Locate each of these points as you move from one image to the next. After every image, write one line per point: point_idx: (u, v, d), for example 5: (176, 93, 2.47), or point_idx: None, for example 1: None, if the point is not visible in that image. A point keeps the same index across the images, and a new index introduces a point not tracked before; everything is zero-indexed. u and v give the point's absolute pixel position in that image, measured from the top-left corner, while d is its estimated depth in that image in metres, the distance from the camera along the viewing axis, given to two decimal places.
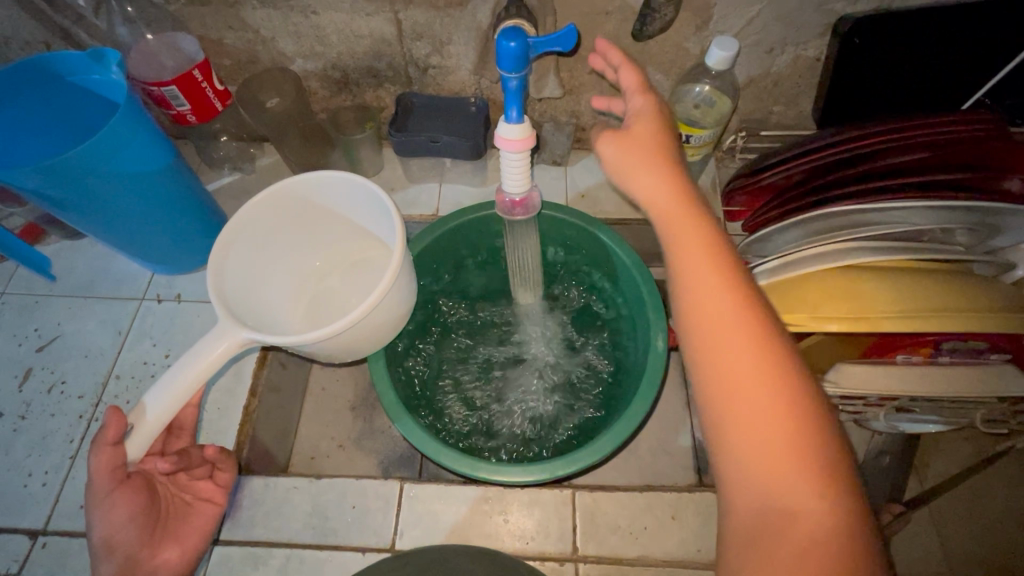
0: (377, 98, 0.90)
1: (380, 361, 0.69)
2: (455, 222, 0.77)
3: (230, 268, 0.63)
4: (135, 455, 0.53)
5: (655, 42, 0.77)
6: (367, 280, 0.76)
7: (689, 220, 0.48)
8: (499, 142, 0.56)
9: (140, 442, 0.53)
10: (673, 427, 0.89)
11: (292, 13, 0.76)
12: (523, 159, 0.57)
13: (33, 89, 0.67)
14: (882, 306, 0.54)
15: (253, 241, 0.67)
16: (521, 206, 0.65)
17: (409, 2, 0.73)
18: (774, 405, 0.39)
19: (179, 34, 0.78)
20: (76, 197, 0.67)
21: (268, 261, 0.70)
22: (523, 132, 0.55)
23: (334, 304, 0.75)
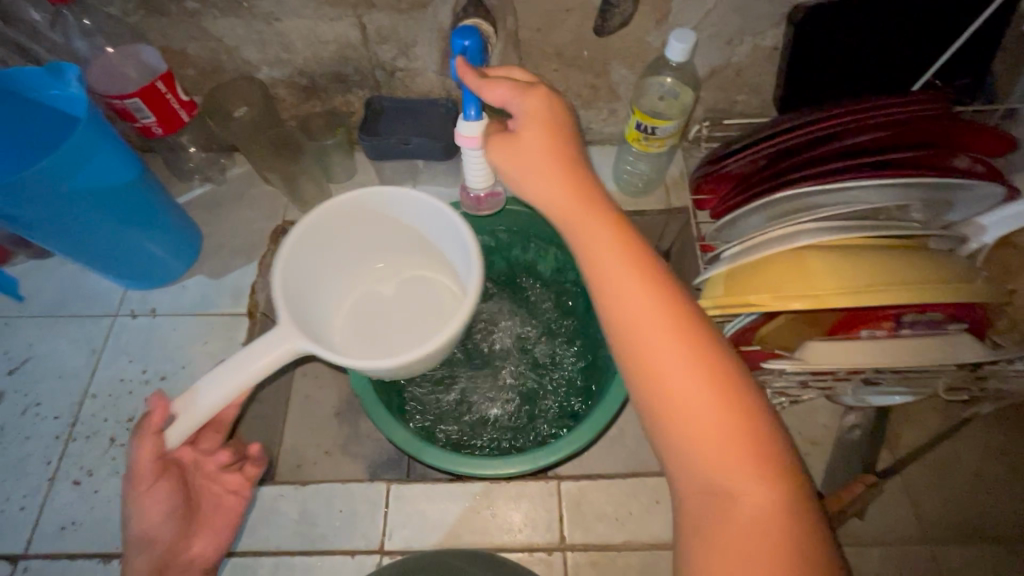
0: (346, 103, 0.90)
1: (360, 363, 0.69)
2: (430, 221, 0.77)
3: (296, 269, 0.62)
4: (175, 443, 0.53)
5: (617, 37, 0.78)
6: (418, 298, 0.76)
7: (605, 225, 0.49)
8: (459, 140, 0.56)
9: (182, 432, 0.53)
10: None
11: (254, 21, 0.76)
12: (487, 155, 0.56)
13: None
14: (844, 283, 0.55)
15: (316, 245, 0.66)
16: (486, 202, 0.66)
17: (371, 6, 0.74)
18: (706, 397, 0.41)
19: (140, 45, 0.77)
20: (37, 217, 0.66)
21: (331, 262, 0.69)
22: (482, 129, 0.55)
23: (379, 316, 0.75)
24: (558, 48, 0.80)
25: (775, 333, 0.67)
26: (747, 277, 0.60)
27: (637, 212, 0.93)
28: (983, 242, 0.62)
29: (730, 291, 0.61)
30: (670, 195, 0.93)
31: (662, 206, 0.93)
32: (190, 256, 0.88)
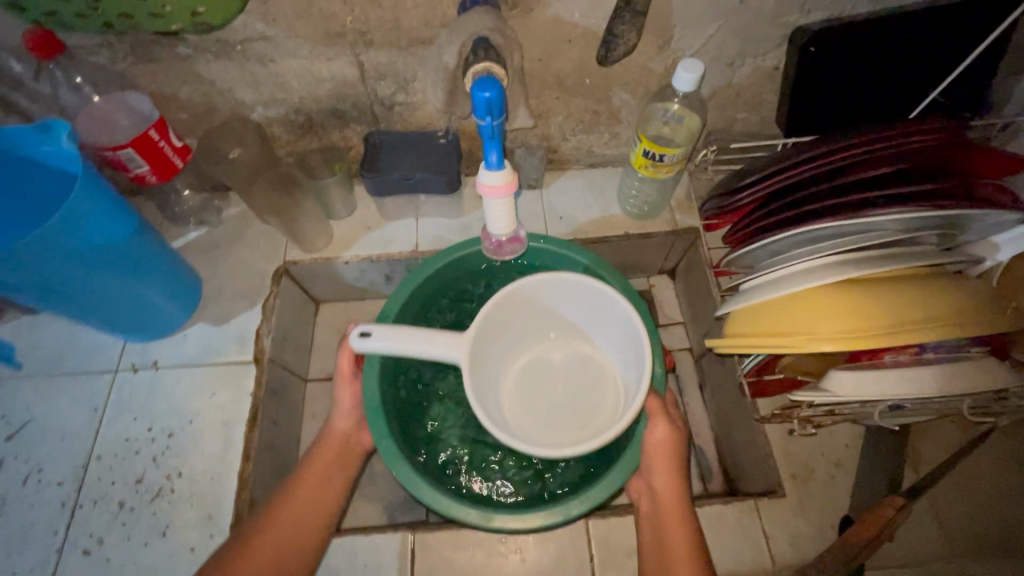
0: (343, 138, 0.88)
1: (379, 417, 0.68)
2: (440, 264, 0.76)
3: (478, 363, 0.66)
4: (378, 343, 0.61)
5: (620, 65, 0.77)
6: (588, 376, 0.76)
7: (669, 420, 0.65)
8: (482, 189, 0.56)
9: (388, 342, 0.60)
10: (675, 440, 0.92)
11: (248, 63, 0.73)
12: (509, 202, 0.56)
13: None
14: (859, 320, 0.55)
15: (497, 330, 0.69)
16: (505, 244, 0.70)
17: (369, 43, 0.72)
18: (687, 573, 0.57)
19: (130, 93, 0.74)
20: (29, 279, 0.63)
21: (504, 341, 0.72)
22: (504, 177, 0.55)
23: (547, 387, 0.76)
24: (559, 77, 0.79)
25: (800, 361, 0.67)
26: (772, 313, 0.60)
27: (645, 236, 0.92)
28: (998, 261, 0.62)
29: (754, 327, 0.61)
30: (676, 217, 0.92)
31: (669, 227, 0.92)
32: (189, 304, 0.85)
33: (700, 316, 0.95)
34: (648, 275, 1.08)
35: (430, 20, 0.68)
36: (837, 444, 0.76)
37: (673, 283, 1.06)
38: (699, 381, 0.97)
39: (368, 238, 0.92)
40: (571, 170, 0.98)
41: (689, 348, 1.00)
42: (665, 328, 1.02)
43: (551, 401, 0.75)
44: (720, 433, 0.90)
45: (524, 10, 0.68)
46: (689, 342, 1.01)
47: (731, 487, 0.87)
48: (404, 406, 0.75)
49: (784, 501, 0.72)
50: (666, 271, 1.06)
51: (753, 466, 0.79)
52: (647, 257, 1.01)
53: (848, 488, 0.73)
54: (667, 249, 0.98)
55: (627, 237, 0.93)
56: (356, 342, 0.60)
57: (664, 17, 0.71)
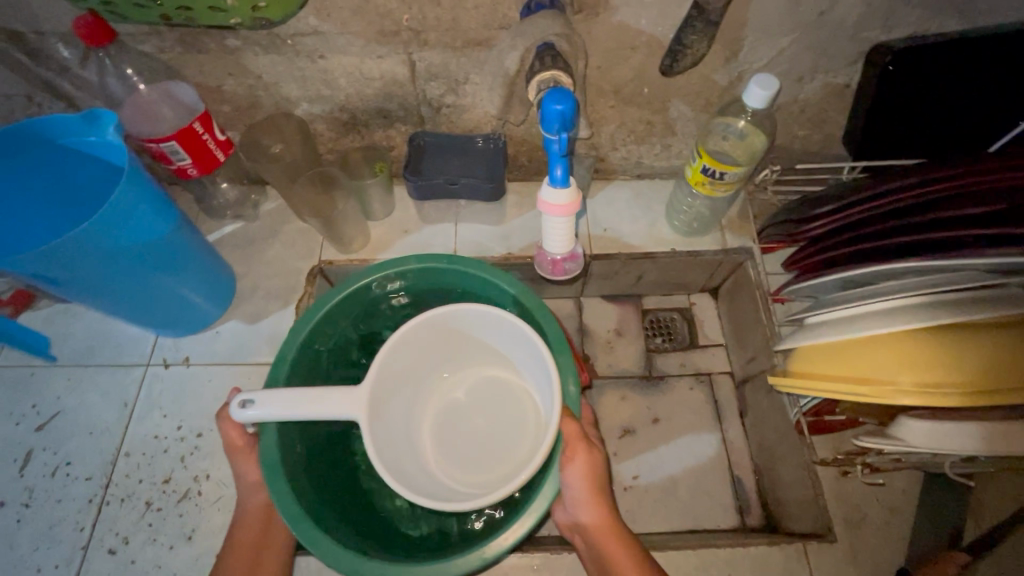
0: (386, 138, 0.85)
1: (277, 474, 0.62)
2: (339, 295, 0.71)
3: (380, 414, 0.64)
4: (254, 416, 0.56)
5: (683, 76, 0.73)
6: (502, 405, 0.74)
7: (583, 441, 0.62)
8: (543, 206, 0.53)
9: (266, 412, 0.56)
10: (708, 468, 0.88)
11: (297, 58, 0.71)
12: (570, 221, 0.54)
13: (21, 156, 0.61)
14: (928, 373, 0.53)
15: (396, 374, 0.66)
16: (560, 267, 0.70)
17: (424, 43, 0.69)
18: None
19: (176, 84, 0.72)
20: (64, 271, 0.61)
21: (406, 386, 0.69)
22: (568, 196, 0.52)
23: (463, 428, 0.74)
24: (616, 86, 0.75)
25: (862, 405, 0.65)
26: (843, 354, 0.59)
27: (692, 254, 0.88)
28: None
29: (826, 367, 0.61)
30: (726, 236, 0.88)
31: (718, 246, 0.88)
32: (221, 300, 0.83)
33: (746, 340, 0.91)
34: (689, 292, 1.04)
35: (490, 20, 0.65)
36: (893, 488, 0.72)
37: (715, 303, 1.02)
38: (739, 407, 0.93)
39: (406, 242, 0.89)
40: (617, 181, 0.94)
41: (729, 372, 0.97)
42: (705, 350, 0.98)
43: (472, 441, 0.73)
44: (761, 464, 0.87)
45: (590, 15, 0.65)
46: (730, 366, 0.97)
47: (771, 522, 0.84)
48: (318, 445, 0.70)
49: (834, 546, 0.68)
50: (708, 290, 1.03)
51: (800, 504, 0.76)
52: (691, 275, 0.97)
53: (902, 536, 0.69)
54: (712, 270, 0.93)
55: (672, 255, 0.89)
56: (237, 413, 0.56)
57: (736, 27, 0.67)
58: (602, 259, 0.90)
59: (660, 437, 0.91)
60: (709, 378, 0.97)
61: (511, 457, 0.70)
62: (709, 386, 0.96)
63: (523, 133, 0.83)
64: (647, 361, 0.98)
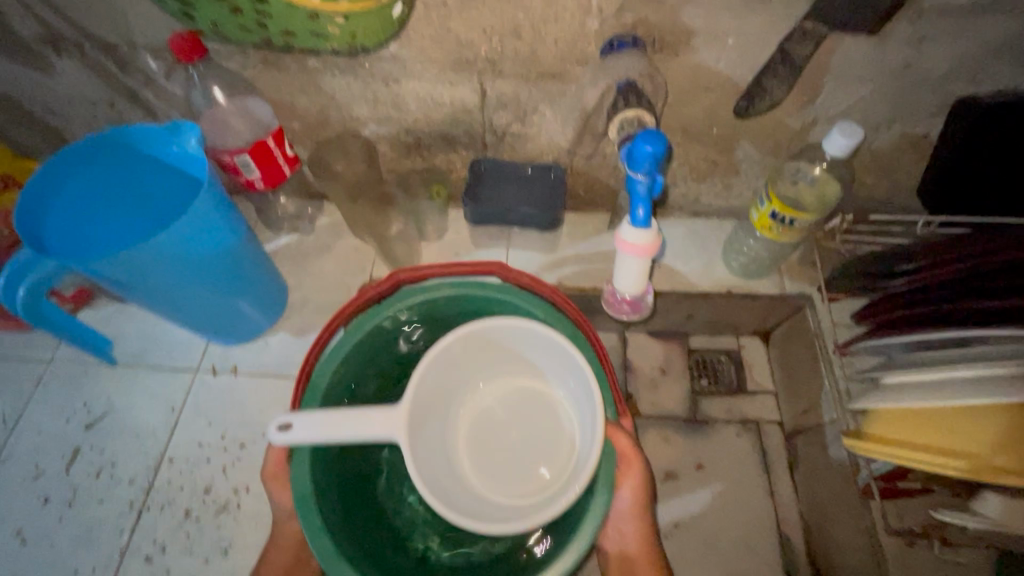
0: (447, 161, 0.85)
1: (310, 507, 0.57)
2: (372, 315, 0.68)
3: (417, 432, 0.61)
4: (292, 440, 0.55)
5: (754, 119, 0.72)
6: (532, 417, 0.71)
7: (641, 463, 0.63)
8: (620, 244, 0.52)
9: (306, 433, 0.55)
10: (755, 523, 0.84)
11: (372, 81, 0.72)
12: (647, 263, 0.52)
13: (104, 161, 0.62)
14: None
15: (434, 387, 0.64)
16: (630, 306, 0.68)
17: (498, 73, 0.69)
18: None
19: (253, 99, 0.74)
20: (134, 275, 0.61)
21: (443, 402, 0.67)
22: (649, 237, 0.50)
23: (493, 442, 0.71)
24: (685, 125, 0.74)
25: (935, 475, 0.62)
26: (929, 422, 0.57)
27: (749, 297, 0.86)
28: None
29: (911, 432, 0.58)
30: (785, 281, 0.86)
31: (776, 291, 0.86)
32: (273, 311, 0.83)
33: (800, 390, 0.88)
34: (738, 334, 1.01)
35: (567, 55, 0.66)
36: None
37: (765, 348, 0.99)
38: (789, 459, 0.89)
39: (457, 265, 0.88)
40: (673, 217, 0.93)
41: (778, 421, 0.93)
42: (754, 396, 0.95)
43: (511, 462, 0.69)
44: (812, 523, 0.82)
45: (668, 55, 0.65)
46: (779, 415, 0.94)
47: None
48: (340, 475, 0.66)
49: None
50: (758, 334, 1.00)
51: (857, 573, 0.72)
52: (743, 317, 0.94)
53: None
54: (769, 312, 0.91)
55: (728, 296, 0.87)
56: (275, 436, 0.55)
57: (816, 74, 0.66)
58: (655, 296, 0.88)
59: (704, 484, 0.88)
60: (757, 426, 0.93)
61: (547, 471, 0.67)
62: (756, 435, 0.92)
63: (585, 165, 0.83)
64: (693, 403, 0.95)
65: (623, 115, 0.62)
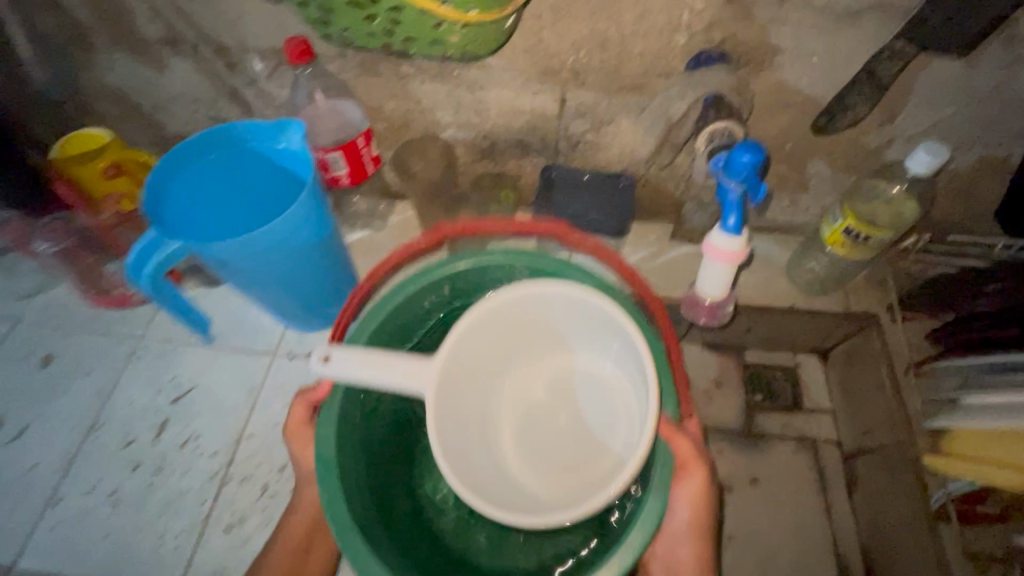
0: (518, 167, 0.89)
1: (331, 475, 0.55)
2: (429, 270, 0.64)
3: (449, 399, 0.57)
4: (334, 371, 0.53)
5: (831, 137, 0.73)
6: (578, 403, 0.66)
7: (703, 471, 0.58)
8: (708, 250, 0.54)
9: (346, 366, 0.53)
10: (810, 541, 0.83)
11: (459, 87, 0.76)
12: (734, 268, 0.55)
13: (219, 155, 0.67)
14: None
15: (469, 358, 0.59)
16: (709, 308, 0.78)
17: (581, 83, 0.73)
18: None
19: (346, 102, 0.79)
20: (240, 263, 0.65)
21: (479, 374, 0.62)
22: (738, 244, 0.53)
23: (540, 424, 0.66)
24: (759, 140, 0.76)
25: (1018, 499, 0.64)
26: None
27: (812, 312, 0.86)
28: None
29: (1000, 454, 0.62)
30: (851, 299, 0.85)
31: (841, 309, 0.86)
32: None
33: (860, 411, 0.87)
34: (795, 351, 1.00)
35: (651, 68, 0.68)
36: None
37: (824, 366, 0.98)
38: (847, 480, 0.88)
39: None
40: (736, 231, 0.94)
41: (836, 441, 0.92)
42: (811, 413, 0.94)
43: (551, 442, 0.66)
44: (872, 547, 0.81)
45: (751, 71, 0.67)
46: (837, 434, 0.92)
47: None
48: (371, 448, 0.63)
49: None
50: (817, 352, 0.99)
51: None
52: (803, 333, 0.94)
53: None
54: (831, 330, 0.90)
55: (791, 310, 0.87)
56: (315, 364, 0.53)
57: (899, 93, 0.67)
58: None
59: (758, 499, 0.87)
60: (814, 445, 0.92)
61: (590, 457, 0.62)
62: (813, 453, 0.91)
63: (654, 175, 0.85)
64: (748, 417, 0.95)
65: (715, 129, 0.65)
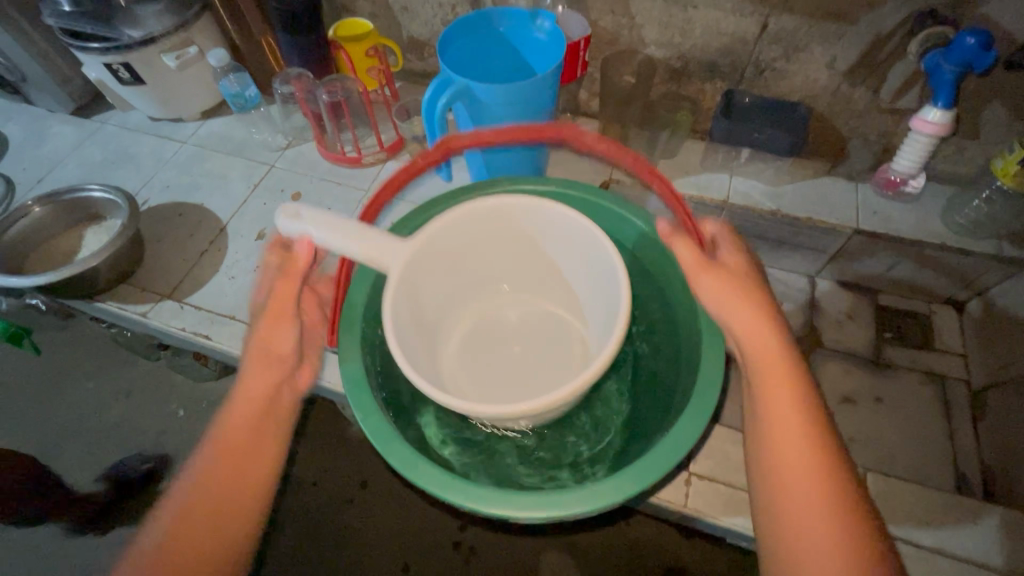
0: (700, 91, 1.01)
1: (360, 393, 0.58)
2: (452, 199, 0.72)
3: (414, 286, 0.59)
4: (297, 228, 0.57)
5: (1018, 77, 0.81)
6: (537, 333, 0.72)
7: (713, 271, 0.58)
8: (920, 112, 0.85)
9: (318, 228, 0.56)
10: (931, 458, 0.90)
11: (674, 5, 0.90)
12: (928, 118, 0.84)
13: (482, 31, 0.84)
14: None
15: (451, 252, 0.63)
16: (892, 188, 0.98)
17: (787, 9, 0.84)
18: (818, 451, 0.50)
19: (571, 12, 0.96)
20: (496, 112, 0.82)
21: (449, 279, 0.65)
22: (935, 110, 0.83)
23: (492, 351, 0.71)
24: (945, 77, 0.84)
25: None
26: None
27: (965, 250, 0.92)
28: None
29: None
30: (1004, 243, 0.91)
31: (992, 251, 0.91)
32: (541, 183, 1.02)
33: (1001, 350, 0.93)
34: (929, 300, 1.06)
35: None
36: None
37: (958, 316, 1.04)
38: (972, 413, 0.94)
39: (687, 180, 1.02)
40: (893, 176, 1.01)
41: (964, 380, 0.97)
42: (941, 353, 1.00)
43: (498, 365, 0.70)
44: (997, 465, 0.87)
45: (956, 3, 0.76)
46: (966, 375, 0.98)
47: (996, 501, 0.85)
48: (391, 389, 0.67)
49: None
50: (951, 302, 1.05)
51: None
52: (943, 277, 1.00)
53: None
54: (976, 275, 0.96)
55: (942, 247, 0.93)
56: (282, 221, 0.56)
57: None
58: (867, 236, 0.96)
59: (883, 414, 0.94)
60: (942, 381, 0.98)
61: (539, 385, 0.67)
62: (940, 388, 0.97)
63: (827, 107, 0.95)
64: (876, 347, 1.02)
65: (932, 30, 0.77)
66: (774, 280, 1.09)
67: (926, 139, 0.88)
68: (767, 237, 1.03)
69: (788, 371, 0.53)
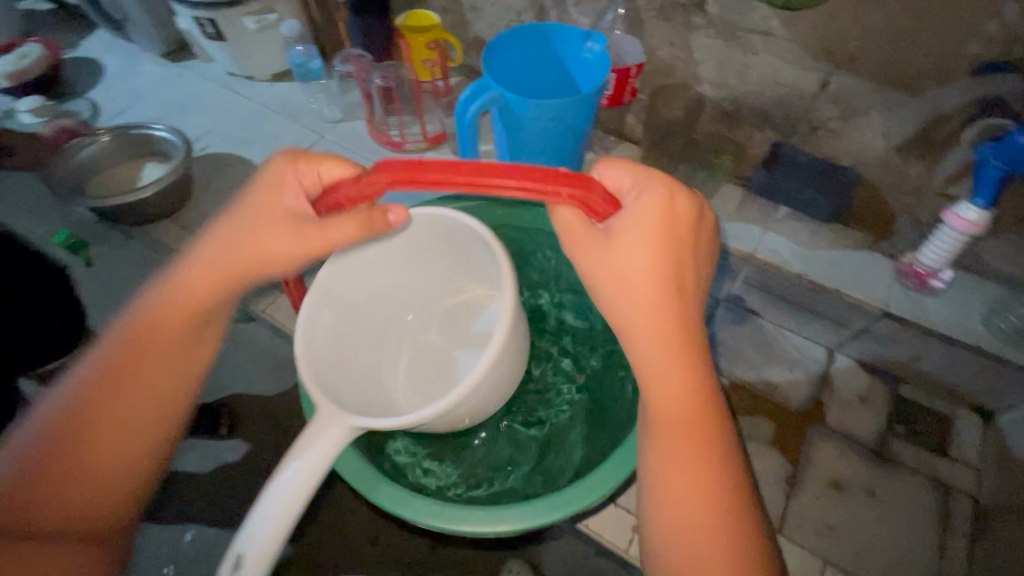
0: (748, 137, 0.98)
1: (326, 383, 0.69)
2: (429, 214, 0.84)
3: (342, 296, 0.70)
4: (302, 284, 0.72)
5: None
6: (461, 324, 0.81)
7: (625, 264, 0.53)
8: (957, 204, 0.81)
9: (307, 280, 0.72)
10: (910, 568, 0.84)
11: (734, 48, 0.88)
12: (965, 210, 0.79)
13: (534, 45, 0.85)
14: None
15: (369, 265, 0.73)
16: (922, 285, 0.90)
17: (850, 70, 0.81)
18: (702, 485, 0.51)
19: (629, 38, 0.96)
20: (529, 125, 0.83)
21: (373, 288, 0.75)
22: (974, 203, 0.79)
23: (425, 345, 0.82)
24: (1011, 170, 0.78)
25: None
26: None
27: (1000, 358, 0.85)
28: None
29: None
30: None
31: None
32: None
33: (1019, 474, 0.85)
34: (954, 402, 0.99)
35: (930, 71, 0.75)
36: None
37: (982, 426, 0.96)
38: (971, 532, 0.87)
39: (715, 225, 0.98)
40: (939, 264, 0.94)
41: (972, 495, 0.90)
42: (953, 460, 0.93)
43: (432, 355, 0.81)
44: None
45: None
46: (976, 491, 0.90)
47: None
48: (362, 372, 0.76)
49: None
50: (978, 410, 0.97)
51: None
52: (972, 381, 0.93)
53: None
54: (1009, 387, 0.89)
55: (975, 349, 0.86)
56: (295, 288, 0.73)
57: None
58: (898, 320, 0.89)
59: (870, 507, 0.89)
60: (946, 490, 0.91)
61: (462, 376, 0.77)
62: (942, 497, 0.90)
63: (878, 177, 0.90)
64: (883, 438, 0.95)
65: (990, 122, 0.75)
66: (790, 345, 1.04)
67: (958, 237, 0.83)
68: (790, 300, 0.99)
69: (689, 382, 0.52)
